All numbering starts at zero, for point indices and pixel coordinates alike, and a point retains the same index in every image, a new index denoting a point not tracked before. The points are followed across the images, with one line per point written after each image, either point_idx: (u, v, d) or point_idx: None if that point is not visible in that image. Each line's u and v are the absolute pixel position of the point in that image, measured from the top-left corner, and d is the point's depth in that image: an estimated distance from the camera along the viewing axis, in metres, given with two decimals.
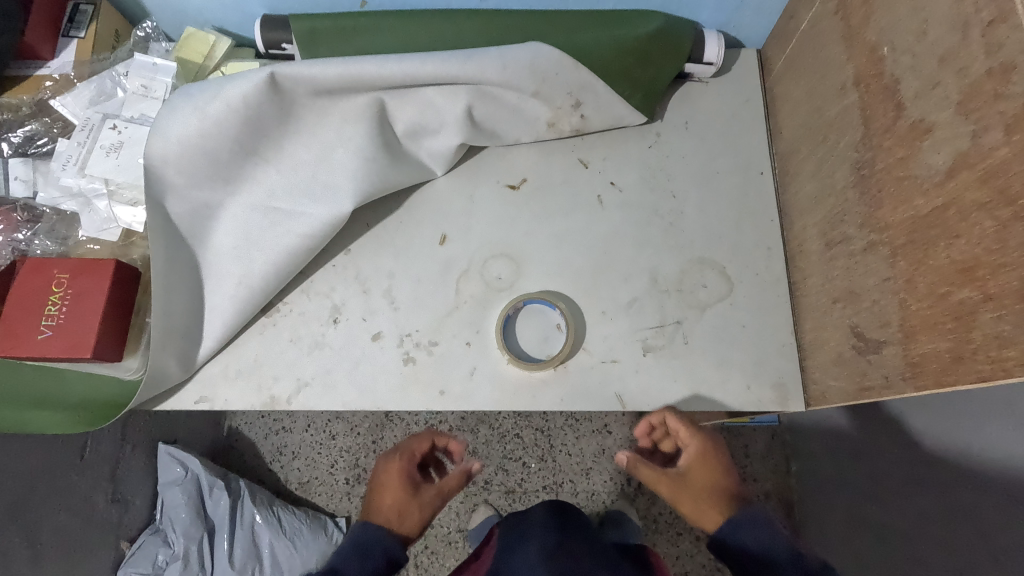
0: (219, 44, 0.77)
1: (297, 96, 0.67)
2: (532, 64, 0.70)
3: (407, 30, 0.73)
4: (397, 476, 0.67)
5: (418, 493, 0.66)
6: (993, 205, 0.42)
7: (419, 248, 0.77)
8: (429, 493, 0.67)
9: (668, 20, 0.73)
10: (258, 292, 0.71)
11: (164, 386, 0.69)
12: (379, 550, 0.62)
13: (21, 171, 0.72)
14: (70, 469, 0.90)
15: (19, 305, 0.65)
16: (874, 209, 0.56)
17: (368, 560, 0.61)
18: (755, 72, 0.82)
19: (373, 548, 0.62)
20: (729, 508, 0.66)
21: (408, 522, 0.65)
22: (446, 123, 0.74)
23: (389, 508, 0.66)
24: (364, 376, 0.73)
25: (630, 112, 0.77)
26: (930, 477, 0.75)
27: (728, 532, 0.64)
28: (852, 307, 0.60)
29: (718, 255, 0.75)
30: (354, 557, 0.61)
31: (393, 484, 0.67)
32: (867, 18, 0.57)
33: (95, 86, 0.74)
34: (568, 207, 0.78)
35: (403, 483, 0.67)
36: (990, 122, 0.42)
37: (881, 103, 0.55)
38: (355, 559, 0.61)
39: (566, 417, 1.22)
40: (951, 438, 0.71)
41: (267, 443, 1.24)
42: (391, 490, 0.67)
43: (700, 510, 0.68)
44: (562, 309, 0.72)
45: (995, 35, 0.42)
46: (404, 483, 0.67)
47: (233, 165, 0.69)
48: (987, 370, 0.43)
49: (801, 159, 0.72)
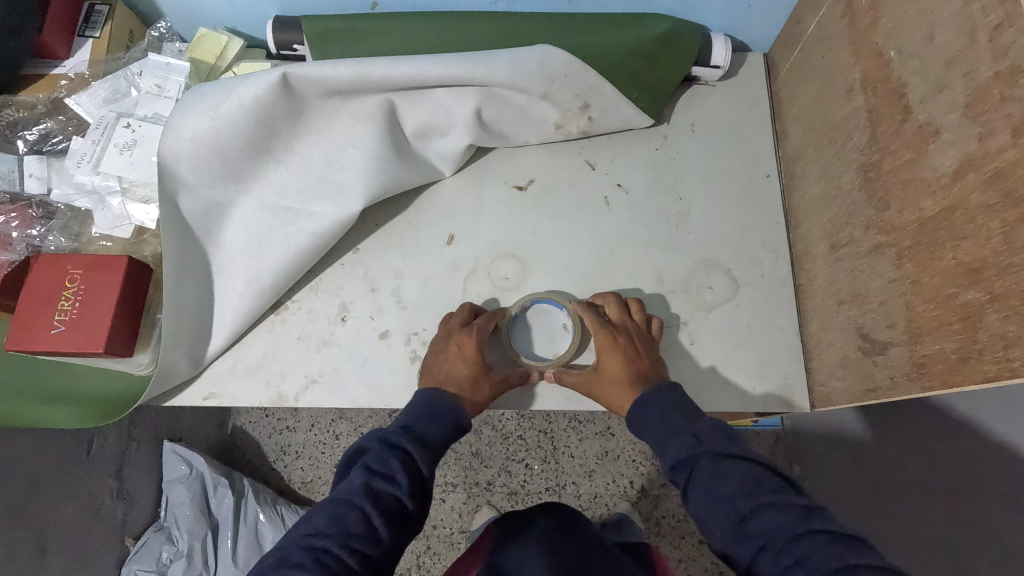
0: (231, 45, 0.78)
1: (308, 97, 0.68)
2: (541, 66, 0.71)
3: (418, 33, 0.73)
4: (472, 351, 0.67)
5: (490, 378, 0.67)
6: (1000, 206, 0.42)
7: (427, 247, 0.78)
8: (500, 379, 0.68)
9: (676, 22, 0.74)
10: (268, 289, 0.72)
11: (173, 382, 0.70)
12: (451, 412, 0.63)
13: (35, 168, 0.73)
14: (77, 465, 0.90)
15: (33, 301, 0.66)
16: (880, 211, 0.57)
17: (442, 421, 0.62)
18: (761, 75, 0.83)
19: (440, 405, 0.63)
20: (636, 389, 0.63)
21: (480, 397, 0.66)
22: (455, 124, 0.74)
23: (465, 378, 0.66)
24: (372, 373, 0.73)
25: (637, 115, 0.77)
26: None
27: (636, 413, 0.61)
28: (858, 309, 0.61)
29: (724, 257, 0.75)
30: (432, 418, 0.62)
31: (467, 360, 0.67)
32: (875, 21, 0.57)
33: (109, 85, 0.75)
34: (575, 208, 0.79)
35: (478, 360, 0.67)
36: (997, 125, 0.43)
37: (888, 106, 0.56)
38: (429, 418, 0.62)
39: (569, 418, 1.22)
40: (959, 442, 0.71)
41: (272, 442, 1.24)
42: (466, 365, 0.66)
43: (610, 392, 0.65)
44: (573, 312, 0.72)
45: (1002, 39, 0.42)
46: (479, 359, 0.67)
47: (244, 164, 0.70)
48: (993, 370, 0.43)
49: (807, 162, 0.72)
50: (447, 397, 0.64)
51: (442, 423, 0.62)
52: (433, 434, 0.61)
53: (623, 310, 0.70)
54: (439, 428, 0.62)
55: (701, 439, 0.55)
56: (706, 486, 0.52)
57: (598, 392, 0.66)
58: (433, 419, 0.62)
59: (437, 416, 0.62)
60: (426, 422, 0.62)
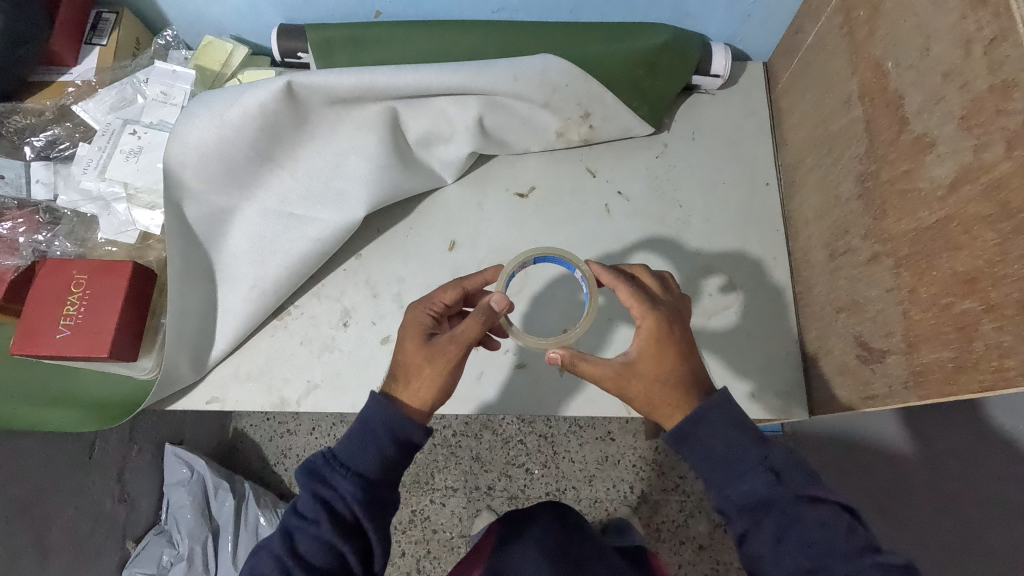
0: (236, 53, 0.79)
1: (312, 104, 0.69)
2: (543, 75, 0.71)
3: (420, 42, 0.74)
4: (418, 323, 0.57)
5: (435, 345, 0.54)
6: (995, 217, 0.43)
7: (428, 253, 0.78)
8: (443, 341, 0.54)
9: (675, 33, 0.74)
10: (271, 294, 0.73)
11: (176, 386, 0.71)
12: (389, 433, 0.53)
13: (42, 174, 0.74)
14: (80, 467, 0.91)
15: (38, 305, 0.66)
16: (878, 220, 0.57)
17: (376, 447, 0.52)
18: (761, 84, 0.84)
19: (376, 425, 0.52)
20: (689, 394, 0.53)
21: (422, 376, 0.54)
22: (457, 131, 0.75)
23: (407, 354, 0.55)
24: (373, 378, 0.74)
25: (637, 123, 0.78)
26: None
27: (691, 429, 0.52)
28: (856, 317, 0.61)
29: (723, 264, 0.76)
30: (365, 443, 0.52)
31: (413, 332, 0.56)
32: (872, 33, 0.58)
33: (116, 92, 0.76)
34: (576, 215, 0.79)
35: (427, 329, 0.57)
36: (992, 137, 0.43)
37: (885, 117, 0.56)
38: (361, 445, 0.52)
39: (569, 423, 1.22)
40: None
41: (273, 445, 1.25)
42: (411, 337, 0.56)
43: (653, 397, 0.53)
44: (596, 297, 0.61)
45: (996, 53, 0.43)
46: (429, 327, 0.57)
47: (248, 170, 0.70)
48: (988, 380, 0.44)
49: (806, 170, 0.73)
50: (388, 412, 0.53)
51: (378, 449, 0.52)
52: (368, 462, 0.52)
53: (660, 287, 0.59)
54: (375, 454, 0.52)
55: (780, 473, 0.49)
56: (790, 538, 0.47)
57: (633, 391, 0.54)
58: (365, 446, 0.52)
59: (368, 443, 0.52)
60: (357, 449, 0.52)
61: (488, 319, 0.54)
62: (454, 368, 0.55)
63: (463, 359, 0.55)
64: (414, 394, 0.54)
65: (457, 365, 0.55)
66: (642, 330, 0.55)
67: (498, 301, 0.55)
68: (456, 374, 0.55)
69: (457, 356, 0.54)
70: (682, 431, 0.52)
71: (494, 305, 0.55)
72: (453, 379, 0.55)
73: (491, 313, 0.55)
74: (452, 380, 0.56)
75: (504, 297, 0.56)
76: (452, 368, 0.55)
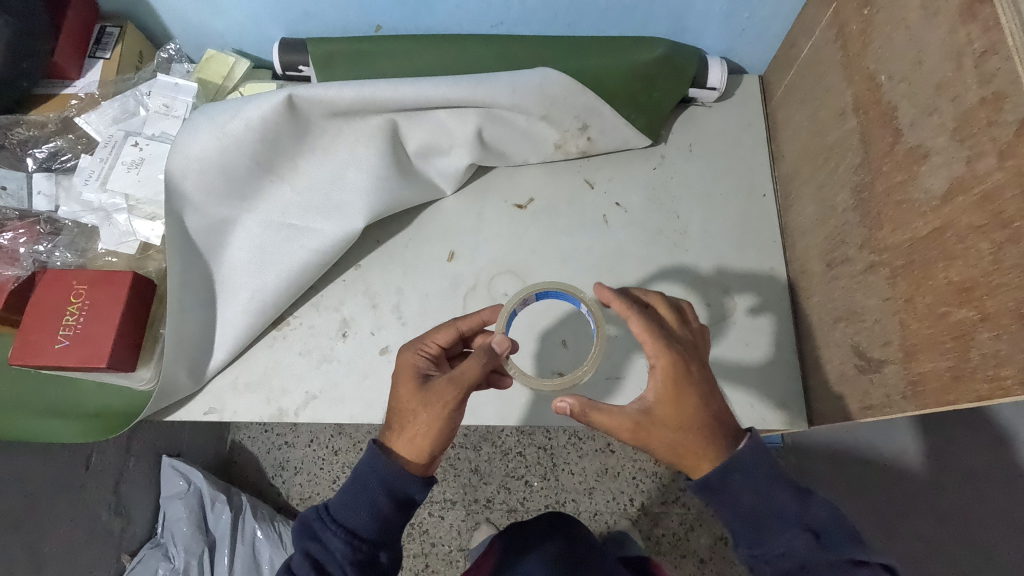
0: (238, 66, 0.80)
1: (312, 117, 0.70)
2: (541, 88, 0.72)
3: (420, 56, 0.75)
4: (409, 367, 0.57)
5: (429, 388, 0.54)
6: (989, 227, 0.43)
7: (428, 264, 0.79)
8: (440, 383, 0.54)
9: (672, 46, 0.75)
10: (270, 305, 0.73)
11: (175, 397, 0.71)
12: (384, 490, 0.54)
13: (44, 186, 0.74)
14: (75, 479, 0.90)
15: (39, 314, 0.67)
16: (874, 231, 0.58)
17: (369, 506, 0.54)
18: (757, 97, 0.85)
19: (372, 482, 0.54)
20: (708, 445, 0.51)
21: (418, 422, 0.54)
22: (456, 143, 0.76)
23: (402, 399, 0.55)
24: (372, 389, 0.74)
25: (635, 135, 0.79)
26: None
27: (717, 484, 0.51)
28: (854, 326, 0.61)
29: (721, 274, 0.76)
30: (359, 501, 0.54)
31: (406, 375, 0.57)
32: (866, 46, 0.59)
33: (118, 104, 0.76)
34: (574, 226, 0.80)
35: (421, 373, 0.57)
36: (984, 147, 0.44)
37: (879, 128, 0.57)
38: (355, 503, 0.54)
39: (568, 435, 1.22)
40: None
41: (270, 458, 1.24)
42: (404, 381, 0.57)
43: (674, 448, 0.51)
44: (602, 330, 0.59)
45: (987, 65, 0.44)
46: (423, 371, 0.57)
47: (249, 182, 0.71)
48: (985, 389, 0.44)
49: (802, 181, 0.73)
50: (384, 467, 0.54)
51: (372, 507, 0.54)
52: (362, 519, 0.54)
53: (678, 320, 0.56)
54: (369, 512, 0.54)
55: (817, 534, 0.49)
56: None
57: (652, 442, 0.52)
58: (359, 503, 0.54)
59: (362, 500, 0.54)
60: (352, 506, 0.54)
61: (486, 360, 0.55)
62: (453, 412, 0.54)
63: (461, 402, 0.55)
64: (409, 442, 0.54)
65: (455, 409, 0.55)
66: (657, 371, 0.52)
67: (499, 341, 0.56)
68: (454, 419, 0.55)
69: (454, 399, 0.54)
70: (708, 485, 0.51)
71: (494, 346, 0.56)
72: (451, 423, 0.55)
73: (489, 353, 0.55)
74: (451, 425, 0.55)
75: (503, 338, 0.57)
76: (450, 412, 0.54)
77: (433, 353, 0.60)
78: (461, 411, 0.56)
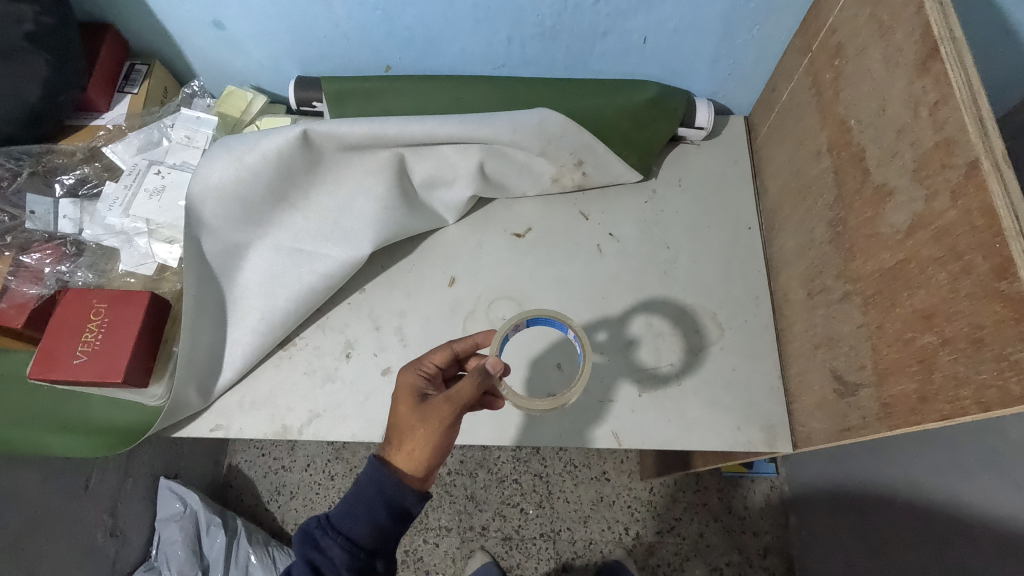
0: (255, 102, 0.86)
1: (325, 150, 0.75)
2: (540, 126, 0.77)
3: (427, 95, 0.81)
4: (408, 386, 0.60)
5: (426, 404, 0.56)
6: (945, 259, 0.47)
7: (429, 290, 0.83)
8: (437, 400, 0.56)
9: (662, 88, 0.81)
10: (278, 326, 0.76)
11: (184, 414, 0.73)
12: (383, 503, 0.57)
13: (70, 211, 0.79)
14: (74, 499, 0.91)
15: (59, 332, 0.70)
16: (848, 261, 0.62)
17: (368, 518, 0.56)
18: (742, 136, 0.90)
19: (372, 496, 0.56)
20: None
21: (416, 437, 0.56)
22: (459, 176, 0.81)
23: (401, 415, 0.58)
24: (373, 409, 0.76)
25: (628, 170, 0.84)
26: (945, 530, 0.75)
27: None
28: (832, 352, 0.65)
29: (708, 302, 0.80)
30: (358, 512, 0.57)
31: (405, 394, 0.59)
32: (837, 94, 0.64)
33: (144, 135, 0.82)
34: (570, 255, 0.84)
35: (419, 392, 0.59)
36: (939, 188, 0.48)
37: (850, 168, 0.62)
38: (356, 514, 0.57)
39: (564, 462, 1.23)
40: (956, 488, 0.72)
41: (267, 481, 1.25)
42: (403, 399, 0.59)
43: None
44: (590, 357, 0.62)
45: (939, 114, 0.49)
46: (420, 390, 0.60)
47: (262, 210, 0.75)
48: (947, 409, 0.47)
49: (784, 215, 0.78)
50: (383, 481, 0.56)
51: (372, 519, 0.57)
52: (361, 530, 0.57)
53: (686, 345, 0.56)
54: (368, 524, 0.57)
55: None
56: None
57: None
58: (358, 515, 0.57)
59: (362, 512, 0.57)
60: (351, 517, 0.57)
61: (481, 379, 0.56)
62: (449, 428, 0.56)
63: (456, 419, 0.57)
64: (408, 456, 0.57)
65: (451, 424, 0.56)
66: None
67: (492, 363, 0.57)
68: (450, 434, 0.57)
69: (449, 415, 0.56)
70: None
71: (488, 366, 0.57)
72: (447, 438, 0.57)
73: (482, 374, 0.56)
74: (446, 440, 0.57)
75: (497, 360, 0.57)
76: (446, 428, 0.56)
77: (430, 372, 0.62)
78: (456, 427, 0.58)
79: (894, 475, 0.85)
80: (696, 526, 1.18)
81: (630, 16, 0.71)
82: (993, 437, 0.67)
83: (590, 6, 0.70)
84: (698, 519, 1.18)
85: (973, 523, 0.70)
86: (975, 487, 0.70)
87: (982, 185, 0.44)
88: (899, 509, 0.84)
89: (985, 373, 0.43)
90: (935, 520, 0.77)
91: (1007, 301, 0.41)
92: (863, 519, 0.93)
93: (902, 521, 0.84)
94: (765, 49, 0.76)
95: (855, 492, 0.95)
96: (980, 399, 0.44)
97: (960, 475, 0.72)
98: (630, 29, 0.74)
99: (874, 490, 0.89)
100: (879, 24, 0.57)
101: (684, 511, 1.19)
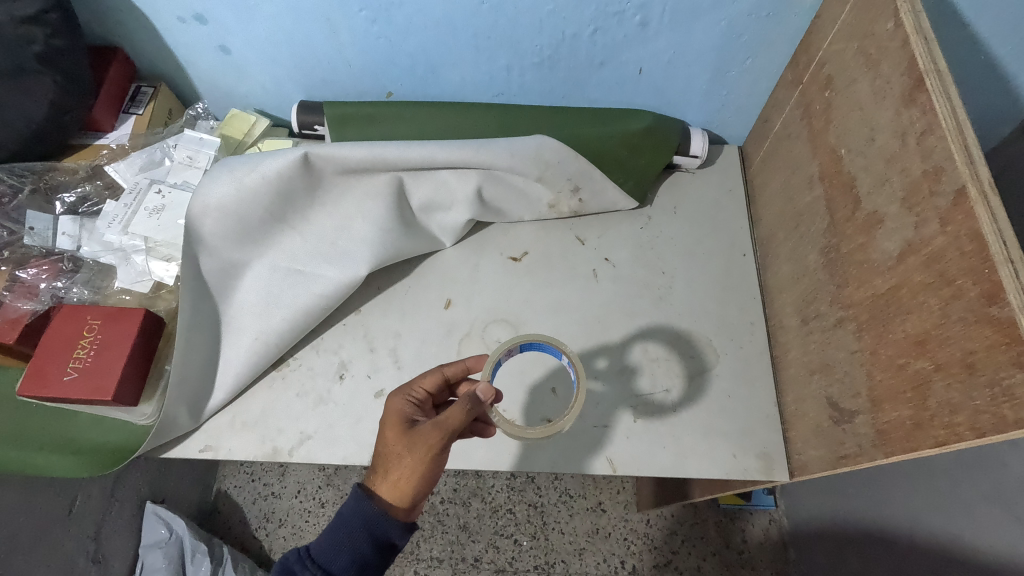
0: (258, 124, 0.88)
1: (325, 173, 0.76)
2: (537, 153, 0.79)
3: (427, 121, 0.82)
4: (397, 411, 0.59)
5: (414, 432, 0.56)
6: (936, 285, 0.48)
7: (426, 312, 0.83)
8: (425, 428, 0.55)
9: (657, 118, 0.83)
10: (273, 345, 0.76)
11: (174, 434, 0.72)
12: (365, 532, 0.55)
13: (69, 227, 0.80)
14: (55, 522, 0.89)
15: (51, 347, 0.70)
16: (842, 287, 0.62)
17: (349, 550, 0.55)
18: (737, 165, 0.92)
19: (354, 523, 0.55)
20: None
21: (403, 466, 0.55)
22: (457, 200, 0.82)
23: (388, 443, 0.57)
24: (365, 430, 0.75)
25: (623, 197, 0.85)
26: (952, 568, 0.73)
27: None
28: (827, 378, 0.65)
29: (704, 328, 0.80)
30: (341, 543, 0.55)
31: (393, 420, 0.58)
32: (828, 124, 0.66)
33: (146, 155, 0.83)
34: (566, 279, 0.84)
35: (407, 418, 0.59)
36: (928, 215, 0.49)
37: (842, 196, 0.63)
38: (337, 546, 0.55)
39: (561, 492, 1.21)
40: (963, 523, 0.71)
41: (256, 508, 1.23)
42: (391, 426, 0.58)
43: None
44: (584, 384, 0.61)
45: (927, 143, 0.50)
46: (409, 416, 0.59)
47: (262, 230, 0.76)
48: (942, 435, 0.47)
49: (779, 243, 0.79)
50: (367, 510, 0.55)
51: (353, 551, 0.55)
52: (343, 564, 0.55)
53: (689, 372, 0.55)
54: (349, 555, 0.55)
55: None
56: None
57: None
58: (339, 546, 0.55)
59: (345, 544, 0.55)
60: (332, 549, 0.55)
61: (471, 406, 0.56)
62: (437, 456, 0.56)
63: (444, 447, 0.56)
64: (393, 486, 0.56)
65: (439, 453, 0.56)
66: None
67: (483, 390, 0.57)
68: (439, 462, 0.56)
69: (437, 443, 0.55)
70: None
71: (479, 394, 0.57)
72: (435, 467, 0.56)
73: (472, 402, 0.56)
74: (434, 470, 0.56)
75: (489, 388, 0.58)
76: (434, 456, 0.55)
77: (420, 398, 0.62)
78: (445, 456, 0.57)
79: (897, 508, 0.83)
80: (694, 560, 1.16)
81: (625, 47, 0.73)
82: (992, 470, 0.66)
83: (587, 36, 0.72)
84: (696, 553, 1.16)
85: (978, 559, 0.69)
86: (981, 521, 0.68)
87: (970, 212, 0.45)
88: (904, 544, 0.82)
89: (978, 400, 0.43)
90: (939, 555, 0.75)
91: (998, 325, 0.42)
92: (867, 554, 0.90)
93: (906, 556, 0.81)
94: (757, 81, 0.78)
95: (856, 526, 0.93)
96: (974, 425, 0.44)
97: (965, 510, 0.71)
98: (626, 60, 0.75)
99: (878, 525, 0.87)
100: (867, 58, 0.59)
101: (682, 544, 1.17)
